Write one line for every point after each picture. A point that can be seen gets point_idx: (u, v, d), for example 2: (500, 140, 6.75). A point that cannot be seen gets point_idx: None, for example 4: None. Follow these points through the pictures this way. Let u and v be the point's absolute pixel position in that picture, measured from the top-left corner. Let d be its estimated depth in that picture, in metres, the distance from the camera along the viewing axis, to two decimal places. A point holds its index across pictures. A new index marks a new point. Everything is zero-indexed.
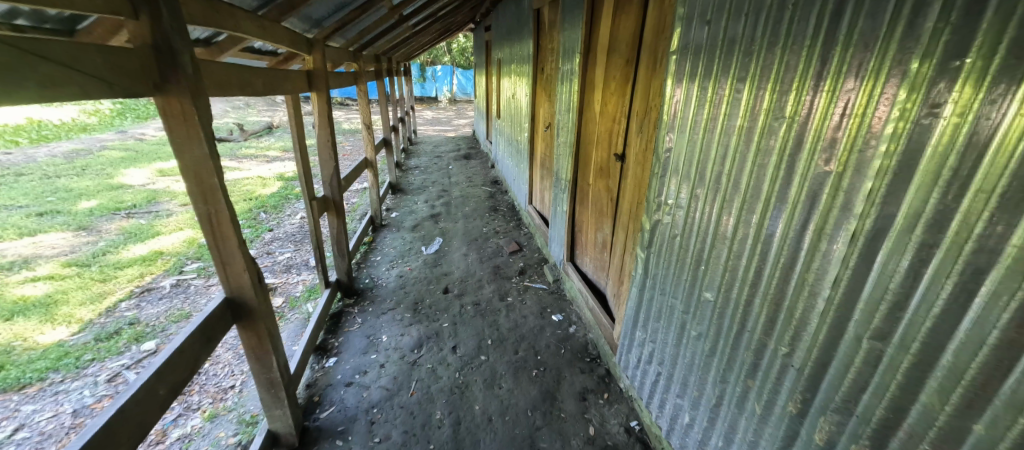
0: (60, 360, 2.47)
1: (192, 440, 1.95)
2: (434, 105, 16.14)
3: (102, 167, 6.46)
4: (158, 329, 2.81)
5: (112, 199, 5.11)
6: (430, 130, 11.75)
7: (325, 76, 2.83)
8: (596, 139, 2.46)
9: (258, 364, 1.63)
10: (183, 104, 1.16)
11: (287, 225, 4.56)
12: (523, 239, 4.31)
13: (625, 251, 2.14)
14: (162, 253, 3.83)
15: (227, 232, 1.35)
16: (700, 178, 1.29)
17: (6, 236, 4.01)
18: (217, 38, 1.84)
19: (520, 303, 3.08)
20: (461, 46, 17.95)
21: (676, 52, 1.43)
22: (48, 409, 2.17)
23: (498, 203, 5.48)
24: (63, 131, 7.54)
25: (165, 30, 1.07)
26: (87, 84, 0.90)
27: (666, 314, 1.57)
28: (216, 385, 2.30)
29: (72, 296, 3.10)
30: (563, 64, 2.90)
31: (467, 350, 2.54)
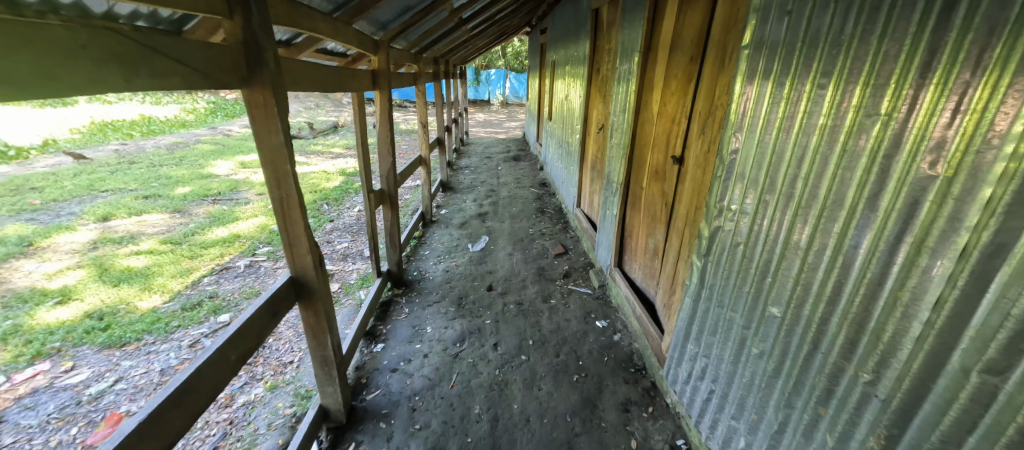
0: (153, 324, 2.81)
1: (255, 407, 2.13)
2: (486, 107, 16.49)
3: (195, 158, 7.30)
4: (232, 304, 3.11)
5: (202, 186, 5.75)
6: (481, 131, 12.00)
7: (388, 76, 2.97)
8: (652, 141, 2.36)
9: (315, 342, 1.74)
10: (265, 97, 1.27)
11: (346, 216, 4.86)
12: (569, 242, 4.25)
13: (678, 259, 2.04)
14: (239, 236, 4.24)
15: (295, 216, 1.45)
16: (771, 183, 1.19)
17: (118, 215, 4.65)
18: (296, 40, 2.00)
19: (563, 306, 3.03)
20: (515, 50, 18.25)
21: (749, 47, 1.33)
22: (142, 366, 2.48)
23: (545, 206, 5.46)
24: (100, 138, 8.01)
25: (255, 30, 1.18)
26: (190, 77, 1.01)
27: (722, 328, 1.47)
28: (277, 359, 2.50)
29: (166, 269, 3.52)
30: (620, 64, 2.82)
31: (508, 349, 2.54)
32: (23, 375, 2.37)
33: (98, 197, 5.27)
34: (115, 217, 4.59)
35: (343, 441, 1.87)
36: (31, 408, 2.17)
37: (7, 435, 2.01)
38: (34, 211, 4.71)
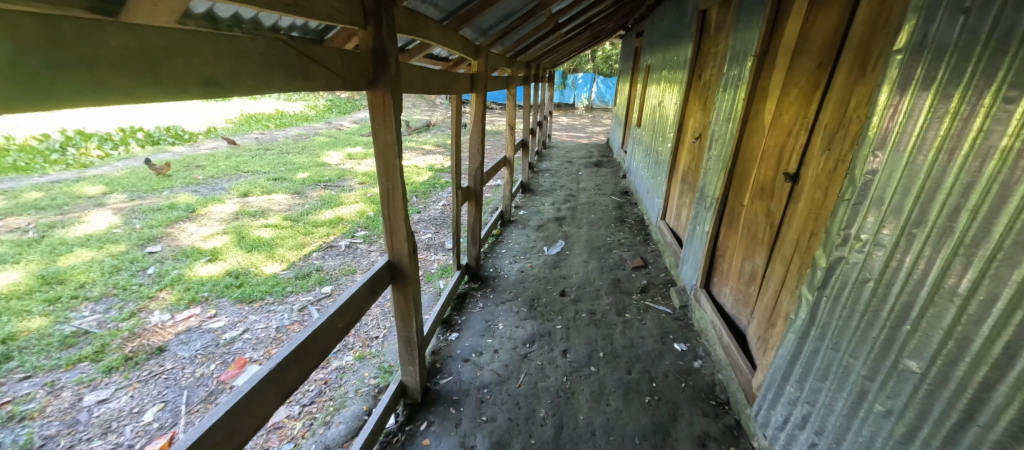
0: (274, 287, 3.31)
1: (345, 372, 2.39)
2: (570, 111, 16.41)
3: (313, 148, 8.41)
4: (333, 278, 3.52)
5: (317, 173, 6.60)
6: (564, 135, 11.97)
7: (485, 79, 3.11)
8: (760, 154, 2.14)
9: (402, 323, 1.89)
10: (385, 98, 1.42)
11: (432, 210, 5.20)
12: (649, 255, 4.04)
13: (782, 289, 1.81)
14: (342, 219, 4.78)
15: (397, 206, 1.59)
16: (921, 214, 1.00)
17: (255, 192, 5.55)
18: (410, 46, 2.19)
19: (639, 321, 2.89)
20: (606, 54, 17.96)
21: (903, 51, 1.14)
22: (263, 321, 2.93)
23: (626, 215, 5.26)
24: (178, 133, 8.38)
25: (383, 39, 1.33)
26: (330, 80, 1.18)
27: (835, 375, 1.28)
28: (366, 333, 2.77)
29: (286, 242, 4.11)
30: (728, 70, 2.61)
31: (577, 357, 2.50)
32: (182, 316, 2.95)
33: (242, 176, 6.34)
34: (252, 194, 5.49)
35: (417, 418, 2.01)
36: (186, 342, 2.69)
37: (169, 361, 2.54)
38: (197, 184, 5.83)
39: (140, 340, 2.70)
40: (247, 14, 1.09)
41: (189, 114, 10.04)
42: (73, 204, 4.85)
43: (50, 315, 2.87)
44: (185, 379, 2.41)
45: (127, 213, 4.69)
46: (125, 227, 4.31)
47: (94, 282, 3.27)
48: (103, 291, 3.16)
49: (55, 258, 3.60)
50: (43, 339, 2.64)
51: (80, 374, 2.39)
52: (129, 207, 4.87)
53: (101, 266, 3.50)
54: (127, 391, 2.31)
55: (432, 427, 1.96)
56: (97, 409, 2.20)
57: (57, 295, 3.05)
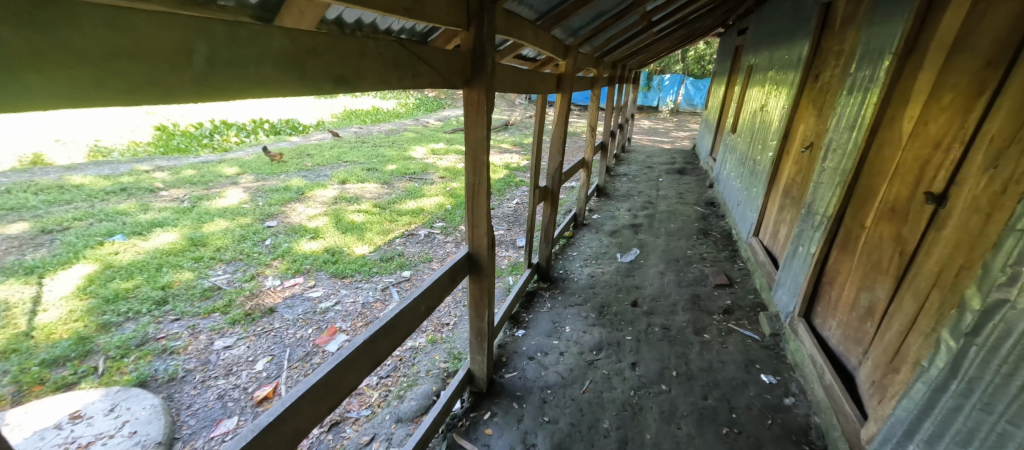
0: (362, 266, 3.65)
1: (418, 353, 2.56)
2: (654, 114, 15.58)
3: (402, 143, 9.08)
4: (413, 264, 3.79)
5: (404, 166, 7.12)
6: (646, 139, 11.42)
7: (571, 79, 3.09)
8: (892, 169, 1.83)
9: (475, 313, 1.96)
10: (479, 95, 1.48)
11: (506, 207, 5.32)
12: (736, 273, 3.69)
13: (912, 330, 1.53)
14: (423, 210, 5.10)
15: (481, 201, 1.65)
16: None
17: (351, 180, 6.17)
18: (502, 45, 2.25)
19: (720, 344, 2.66)
20: (699, 53, 16.75)
21: None
22: (352, 296, 3.26)
23: (711, 228, 4.86)
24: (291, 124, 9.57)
25: (482, 39, 1.39)
26: (434, 78, 1.27)
27: (984, 443, 1.05)
28: (439, 318, 2.92)
29: (374, 227, 4.51)
30: (856, 70, 2.27)
31: (647, 373, 2.38)
32: (288, 283, 3.40)
33: (341, 166, 7.09)
34: (349, 182, 6.11)
35: (481, 407, 2.08)
36: (290, 307, 3.10)
37: (277, 320, 2.94)
38: (307, 171, 6.65)
39: (257, 299, 3.16)
40: (367, 19, 1.22)
41: (303, 109, 11.44)
42: (216, 181, 5.84)
43: (195, 271, 3.49)
44: (288, 338, 2.77)
45: (253, 192, 5.52)
46: (251, 203, 5.08)
47: (227, 247, 3.90)
48: (232, 255, 3.75)
49: (201, 225, 4.36)
50: (189, 290, 3.22)
51: (213, 322, 2.87)
52: (255, 186, 5.72)
53: (233, 234, 4.17)
54: (246, 341, 2.73)
55: (494, 418, 2.01)
56: (224, 353, 2.62)
57: (201, 255, 3.70)
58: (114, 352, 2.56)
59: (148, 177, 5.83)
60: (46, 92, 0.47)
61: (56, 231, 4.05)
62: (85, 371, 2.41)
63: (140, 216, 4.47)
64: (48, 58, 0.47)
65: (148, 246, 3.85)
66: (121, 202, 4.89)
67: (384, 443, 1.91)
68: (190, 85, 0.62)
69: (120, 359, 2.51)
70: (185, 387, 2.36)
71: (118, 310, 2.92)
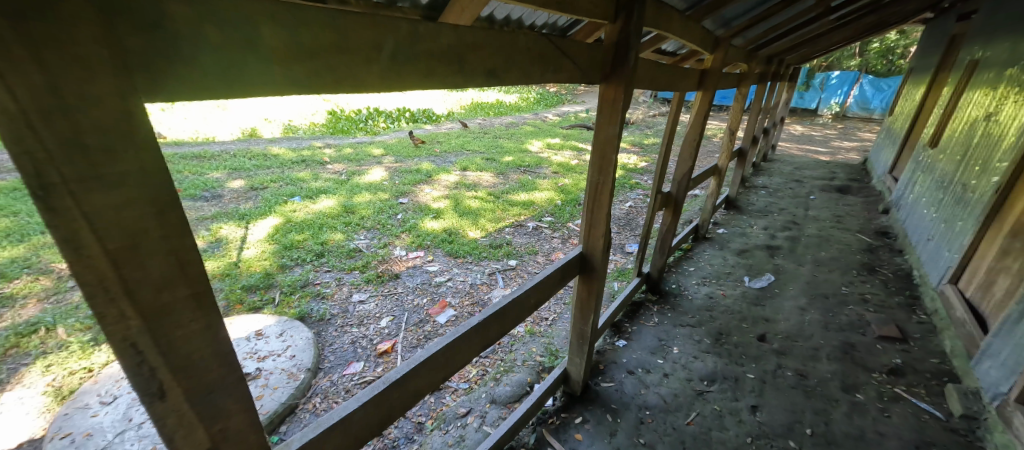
0: (473, 249, 3.91)
1: (516, 341, 2.63)
2: (811, 118, 13.12)
3: (520, 136, 9.39)
4: (519, 254, 3.91)
5: (519, 158, 7.36)
6: (795, 147, 9.71)
7: (716, 76, 2.76)
8: None
9: (580, 315, 1.92)
10: (617, 92, 1.41)
11: (618, 209, 5.10)
12: (912, 326, 2.90)
13: None
14: (534, 203, 5.21)
15: (603, 200, 1.59)
16: None
17: (472, 168, 6.63)
18: (644, 38, 2.12)
19: (879, 411, 2.12)
20: (887, 45, 13.50)
21: None
22: (462, 275, 3.51)
23: (879, 263, 3.91)
24: (426, 113, 10.68)
25: (630, 31, 1.31)
26: (575, 73, 1.25)
27: None
28: (539, 311, 2.96)
29: (487, 214, 4.77)
30: None
31: (771, 422, 2.04)
32: (411, 255, 3.82)
33: (465, 154, 7.66)
34: (469, 169, 6.58)
35: (573, 410, 2.04)
36: (412, 276, 3.49)
37: (401, 285, 3.34)
38: (435, 156, 7.36)
39: (387, 265, 3.63)
40: (516, 15, 1.25)
41: (438, 100, 12.65)
42: (366, 160, 6.87)
43: (345, 233, 4.16)
44: (407, 304, 3.12)
45: (391, 171, 6.33)
46: (390, 181, 5.84)
47: (368, 216, 4.57)
48: (372, 224, 4.38)
49: (352, 195, 5.19)
50: (339, 248, 3.86)
51: (353, 278, 3.40)
52: (394, 167, 6.56)
53: (374, 206, 4.86)
54: (375, 299, 3.16)
55: (586, 425, 1.96)
56: (358, 305, 3.09)
57: (350, 221, 4.40)
58: (286, 288, 3.22)
59: (320, 152, 7.15)
60: (278, 78, 0.58)
61: (259, 189, 5.26)
62: (267, 300, 3.08)
63: (311, 183, 5.52)
64: (286, 52, 0.58)
65: (315, 208, 4.73)
66: (300, 170, 6.10)
67: (479, 419, 2.02)
68: (373, 77, 0.70)
69: (289, 295, 3.15)
70: (329, 328, 2.85)
71: (292, 256, 3.67)
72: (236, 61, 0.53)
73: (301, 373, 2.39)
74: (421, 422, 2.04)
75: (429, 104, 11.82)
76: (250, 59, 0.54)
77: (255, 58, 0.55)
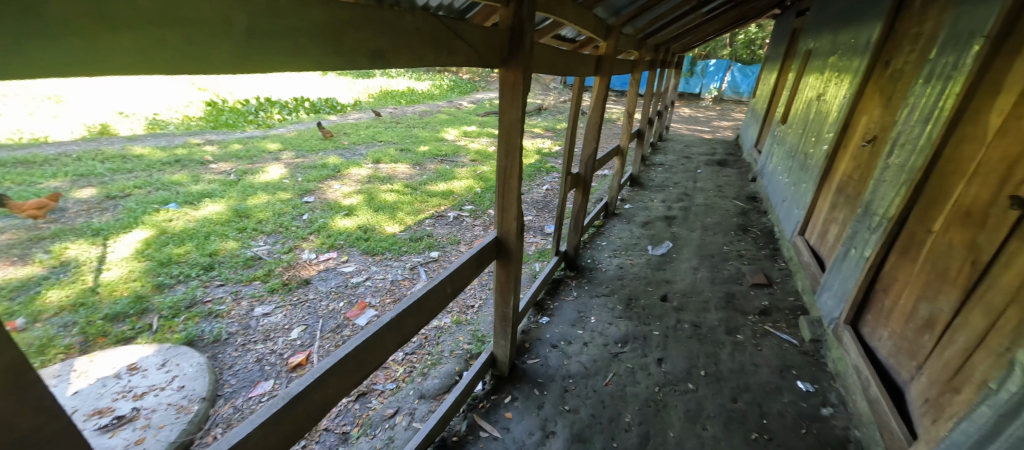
0: (392, 245, 3.74)
1: (443, 333, 2.60)
2: (696, 101, 14.82)
3: (435, 124, 9.12)
4: (440, 245, 3.84)
5: (435, 147, 7.16)
6: (685, 128, 10.91)
7: (611, 62, 2.95)
8: (973, 170, 1.64)
9: (500, 298, 1.96)
10: (516, 77, 1.42)
11: (535, 193, 5.25)
12: (776, 273, 3.49)
13: (978, 347, 1.40)
14: (453, 192, 5.13)
15: (512, 185, 1.62)
16: None
17: (385, 160, 6.27)
18: (542, 25, 2.18)
19: (754, 346, 2.54)
20: (749, 37, 15.72)
21: None
22: (381, 273, 3.35)
23: (750, 224, 4.62)
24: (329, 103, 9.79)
25: (523, 17, 1.33)
26: (471, 56, 1.23)
27: None
28: (464, 299, 2.95)
29: (405, 207, 4.58)
30: (937, 57, 2.06)
31: (674, 370, 2.31)
32: (323, 257, 3.52)
33: (376, 145, 7.22)
34: (382, 161, 6.22)
35: (502, 391, 2.09)
36: (324, 279, 3.23)
37: (312, 292, 3.07)
38: (343, 149, 6.81)
39: (294, 271, 3.30)
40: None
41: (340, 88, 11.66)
42: (259, 156, 6.10)
43: (239, 240, 3.68)
44: (320, 310, 2.89)
45: (292, 168, 5.72)
46: (290, 179, 5.27)
47: (268, 220, 4.09)
48: (273, 228, 3.94)
49: (245, 198, 4.59)
50: (233, 258, 3.41)
51: (254, 290, 3.04)
52: (295, 163, 5.93)
53: (274, 208, 4.37)
54: (282, 310, 2.86)
55: (515, 403, 2.02)
56: (262, 319, 2.77)
57: (244, 226, 3.90)
58: (167, 311, 2.76)
59: (199, 150, 6.17)
60: (88, 54, 0.47)
61: (119, 197, 4.38)
62: (141, 328, 2.61)
63: (191, 186, 4.76)
64: (98, 22, 0.48)
65: (197, 214, 4.09)
66: (175, 172, 5.22)
67: (408, 417, 1.97)
68: (225, 57, 0.62)
69: (171, 319, 2.70)
70: (228, 349, 2.51)
71: (170, 273, 3.14)
72: (19, 33, 0.42)
73: (193, 405, 2.08)
74: (345, 431, 1.92)
75: (331, 92, 10.85)
76: (43, 30, 0.44)
77: (51, 28, 0.44)
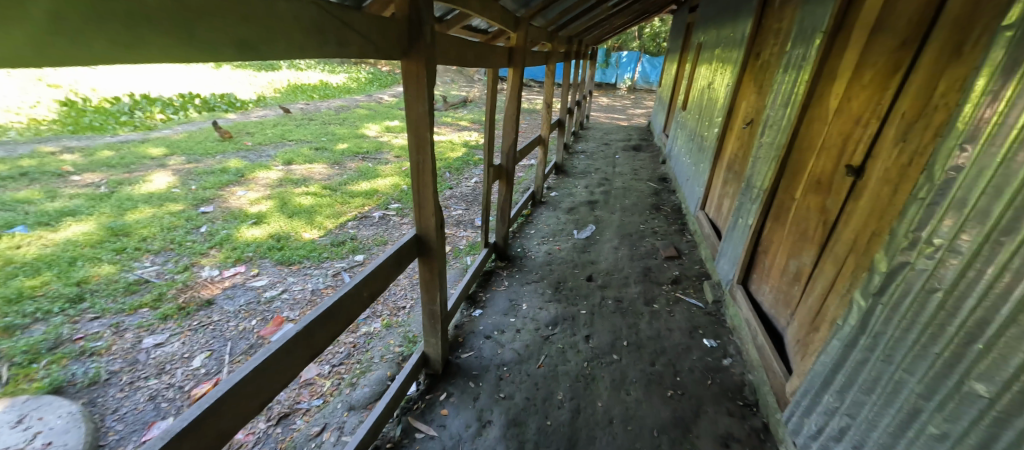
0: (311, 252, 3.46)
1: (372, 338, 2.49)
2: (612, 91, 15.72)
3: (354, 120, 8.56)
4: (366, 247, 3.64)
5: (355, 145, 6.73)
6: (604, 116, 11.54)
7: (523, 54, 2.99)
8: (821, 144, 1.95)
9: (426, 296, 1.92)
10: (419, 68, 1.38)
11: (464, 186, 5.20)
12: (684, 245, 3.88)
13: (831, 291, 1.68)
14: (378, 191, 4.88)
15: (426, 180, 1.58)
16: (1008, 228, 0.90)
17: (298, 160, 5.75)
18: (448, 17, 2.14)
19: (667, 313, 2.81)
20: (654, 30, 17.02)
21: (1016, 27, 0.99)
22: (300, 284, 3.09)
23: (662, 202, 5.05)
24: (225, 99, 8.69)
25: (419, 6, 1.30)
26: (364, 47, 1.16)
27: (884, 389, 1.19)
28: (394, 302, 2.85)
29: (324, 210, 4.25)
30: (791, 49, 2.41)
31: (600, 344, 2.47)
32: (228, 273, 3.15)
33: (287, 144, 6.59)
34: (295, 162, 5.69)
35: (437, 389, 2.07)
36: (231, 297, 2.89)
37: (217, 313, 2.74)
38: (247, 151, 6.10)
39: (192, 292, 2.91)
40: None
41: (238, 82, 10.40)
42: (139, 163, 5.24)
43: (117, 263, 3.14)
44: (228, 331, 2.59)
45: (183, 175, 5.00)
46: (181, 187, 4.60)
47: (154, 236, 3.54)
48: (162, 245, 3.42)
49: (123, 213, 3.91)
50: (111, 284, 2.90)
51: (141, 319, 2.62)
52: (186, 169, 5.19)
53: (161, 222, 3.78)
54: (180, 337, 2.52)
55: (451, 399, 2.01)
56: (154, 351, 2.41)
57: (124, 246, 3.33)
58: (21, 357, 2.27)
59: (54, 159, 5.12)
60: None
61: None
62: None
63: (46, 204, 3.94)
64: None
65: (57, 237, 3.41)
66: (21, 188, 4.28)
67: (336, 432, 1.86)
68: (25, 51, 0.50)
69: (27, 365, 2.23)
70: (110, 390, 2.15)
71: (22, 310, 2.58)
72: None
73: None
74: None
75: (226, 87, 9.63)
76: None
77: None
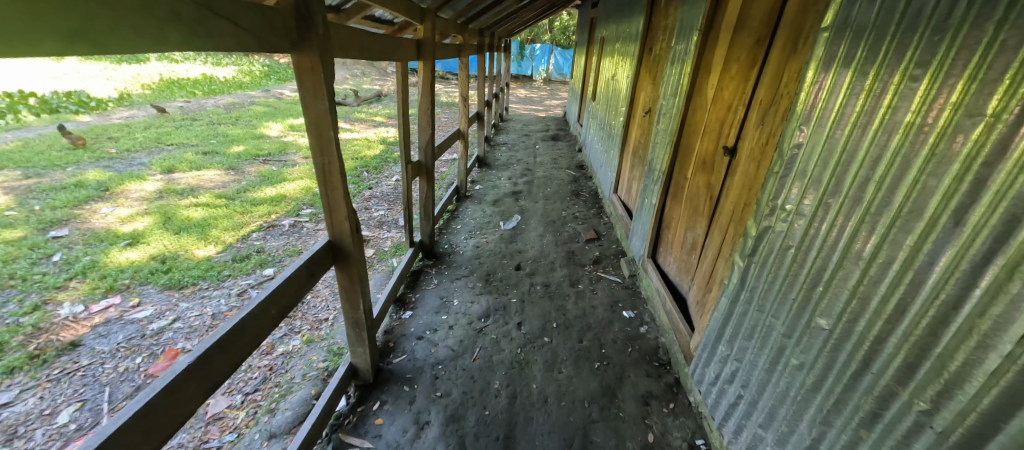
0: (208, 271, 3.05)
1: (292, 357, 2.29)
2: (529, 83, 16.11)
3: (250, 119, 7.64)
4: (276, 259, 3.31)
5: (254, 146, 6.02)
6: (523, 108, 11.79)
7: (433, 46, 2.92)
8: (703, 128, 2.22)
9: (348, 304, 1.81)
10: (313, 61, 1.29)
11: (384, 185, 4.96)
12: (602, 227, 4.16)
13: (718, 257, 1.95)
14: (286, 196, 4.44)
15: (335, 182, 1.48)
16: (834, 189, 1.11)
17: (181, 167, 4.98)
18: (346, 6, 2.00)
19: (591, 292, 3.00)
20: (563, 24, 17.73)
21: (830, 29, 1.23)
22: (197, 309, 2.71)
23: (581, 189, 5.35)
24: None
25: None
26: (243, 39, 1.03)
27: (759, 334, 1.42)
28: (314, 315, 2.65)
29: (220, 222, 3.76)
30: (676, 44, 2.69)
31: (532, 329, 2.56)
32: (99, 307, 2.64)
33: (165, 150, 5.66)
34: (178, 170, 4.92)
35: (369, 399, 1.98)
36: (105, 335, 2.43)
37: (86, 356, 2.29)
38: (110, 159, 5.12)
39: (47, 335, 2.39)
40: None
41: None
42: None
43: None
44: (105, 375, 2.19)
45: (19, 193, 4.03)
46: (19, 209, 3.72)
47: None
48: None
49: None
50: None
51: None
52: (24, 185, 4.20)
53: None
54: (35, 392, 2.06)
55: (385, 407, 1.94)
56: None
57: None
58: None
59: None
60: None
61: None
62: None
63: None
64: None
65: None
66: None
67: None
68: None
69: None
70: None
71: None
72: None
73: None
74: None
75: None
76: None
77: None
